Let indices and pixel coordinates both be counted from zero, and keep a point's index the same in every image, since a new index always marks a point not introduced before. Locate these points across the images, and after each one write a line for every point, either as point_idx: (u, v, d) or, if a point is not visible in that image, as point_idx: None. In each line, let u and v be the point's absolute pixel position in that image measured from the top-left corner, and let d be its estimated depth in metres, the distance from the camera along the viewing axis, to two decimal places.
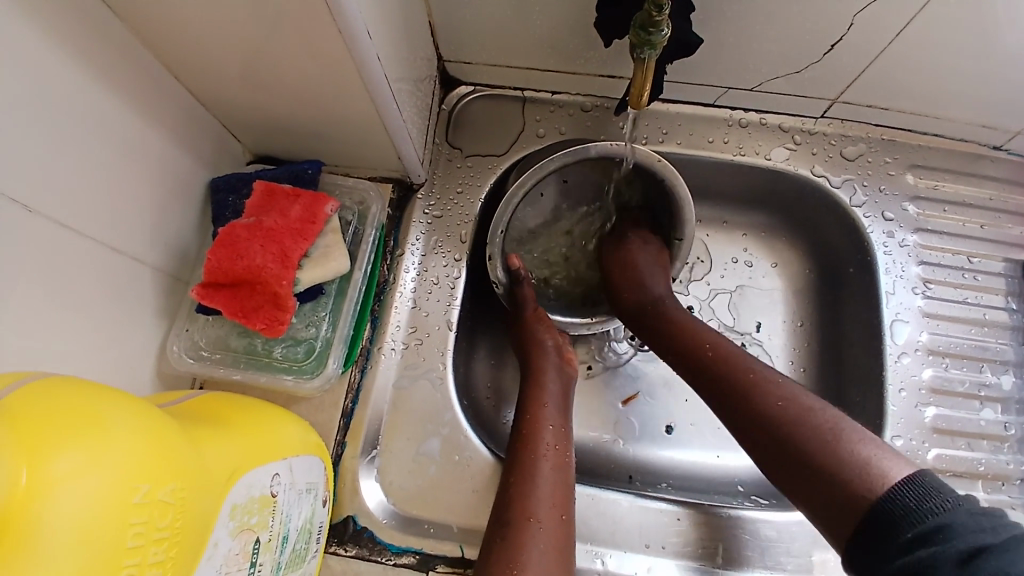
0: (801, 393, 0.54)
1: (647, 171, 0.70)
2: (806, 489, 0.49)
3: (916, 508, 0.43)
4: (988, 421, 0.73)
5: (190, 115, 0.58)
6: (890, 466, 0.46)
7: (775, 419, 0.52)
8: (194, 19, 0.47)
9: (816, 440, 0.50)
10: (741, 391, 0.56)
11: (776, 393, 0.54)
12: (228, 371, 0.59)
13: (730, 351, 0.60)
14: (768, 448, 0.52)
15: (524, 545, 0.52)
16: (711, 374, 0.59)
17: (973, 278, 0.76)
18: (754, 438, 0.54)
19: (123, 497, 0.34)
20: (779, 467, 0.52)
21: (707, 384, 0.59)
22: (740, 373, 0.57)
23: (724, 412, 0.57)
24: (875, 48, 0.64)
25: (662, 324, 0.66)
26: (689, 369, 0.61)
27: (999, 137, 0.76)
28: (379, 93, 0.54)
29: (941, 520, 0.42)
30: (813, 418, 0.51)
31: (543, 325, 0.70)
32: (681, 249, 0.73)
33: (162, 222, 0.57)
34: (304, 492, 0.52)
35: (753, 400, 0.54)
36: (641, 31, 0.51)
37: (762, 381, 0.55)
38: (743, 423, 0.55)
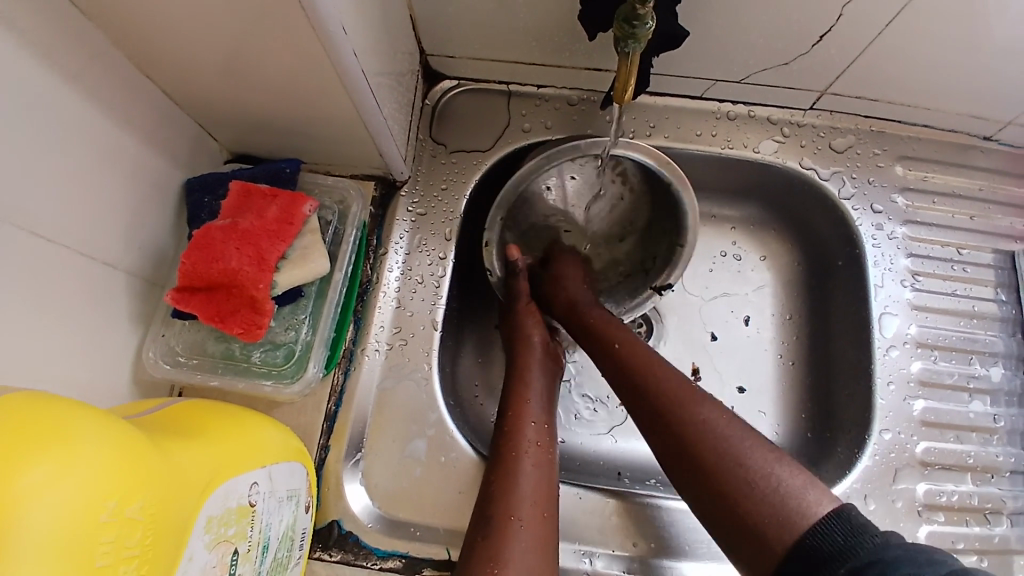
0: (732, 417, 0.52)
1: (653, 175, 0.69)
2: (729, 517, 0.48)
3: (846, 544, 0.43)
4: (977, 413, 0.72)
5: (165, 114, 0.56)
6: (814, 499, 0.46)
7: (701, 440, 0.51)
8: (162, 17, 0.45)
9: (742, 468, 0.49)
10: (674, 409, 0.54)
11: (705, 412, 0.53)
12: (207, 376, 0.58)
13: (663, 368, 0.58)
14: (691, 474, 0.51)
15: (506, 544, 0.51)
16: (640, 389, 0.57)
17: (962, 270, 0.76)
18: (678, 461, 0.52)
19: (89, 516, 0.33)
20: (701, 493, 0.50)
21: (640, 401, 0.57)
22: (672, 395, 0.55)
23: (653, 430, 0.55)
24: (865, 39, 0.63)
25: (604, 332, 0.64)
26: (625, 385, 0.59)
27: (989, 127, 0.75)
28: (357, 90, 0.52)
29: (872, 554, 0.41)
30: (740, 444, 0.50)
31: (533, 320, 0.70)
32: (682, 256, 0.71)
33: (137, 225, 0.55)
34: (285, 499, 0.51)
35: (683, 421, 0.53)
36: (625, 25, 0.49)
37: (695, 401, 0.54)
38: (666, 441, 0.54)
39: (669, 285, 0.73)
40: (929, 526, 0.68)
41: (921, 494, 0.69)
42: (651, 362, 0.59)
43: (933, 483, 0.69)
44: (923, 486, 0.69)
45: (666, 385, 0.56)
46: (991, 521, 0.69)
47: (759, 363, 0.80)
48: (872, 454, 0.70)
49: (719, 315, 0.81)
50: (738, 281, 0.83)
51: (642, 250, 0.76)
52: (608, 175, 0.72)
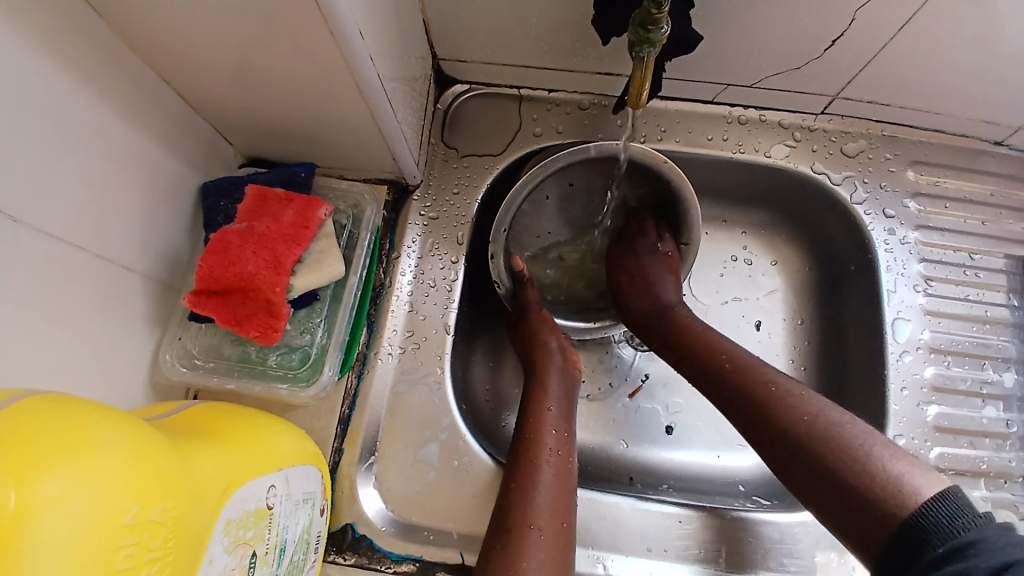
0: (829, 406, 0.54)
1: (653, 177, 0.70)
2: (837, 502, 0.49)
3: (946, 526, 0.43)
4: (989, 418, 0.72)
5: (181, 118, 0.57)
6: (921, 481, 0.46)
7: (797, 430, 0.53)
8: (184, 23, 0.46)
9: (844, 454, 0.50)
10: (767, 403, 0.56)
11: (799, 405, 0.54)
12: (222, 380, 0.59)
13: (752, 366, 0.60)
14: (792, 468, 0.52)
15: (524, 554, 0.51)
16: (731, 386, 0.59)
17: (974, 275, 0.76)
18: (778, 454, 0.54)
19: (114, 518, 0.33)
20: (804, 483, 0.52)
21: (730, 397, 0.59)
22: (763, 390, 0.57)
23: (749, 427, 0.57)
24: (876, 44, 0.63)
25: (683, 335, 0.66)
26: (713, 384, 0.61)
27: (1000, 132, 0.75)
28: (372, 95, 0.53)
29: (975, 534, 0.41)
30: (840, 431, 0.51)
31: (548, 327, 0.69)
32: (687, 254, 0.73)
33: (154, 229, 0.56)
34: (301, 502, 0.51)
35: (778, 413, 0.55)
36: (640, 29, 0.50)
37: (789, 394, 0.56)
38: (763, 434, 0.55)
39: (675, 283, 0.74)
40: None
41: None
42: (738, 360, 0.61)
43: None
44: None
45: (756, 380, 0.58)
46: None
47: (770, 368, 0.80)
48: None
49: (731, 320, 0.81)
50: (750, 285, 0.83)
51: None
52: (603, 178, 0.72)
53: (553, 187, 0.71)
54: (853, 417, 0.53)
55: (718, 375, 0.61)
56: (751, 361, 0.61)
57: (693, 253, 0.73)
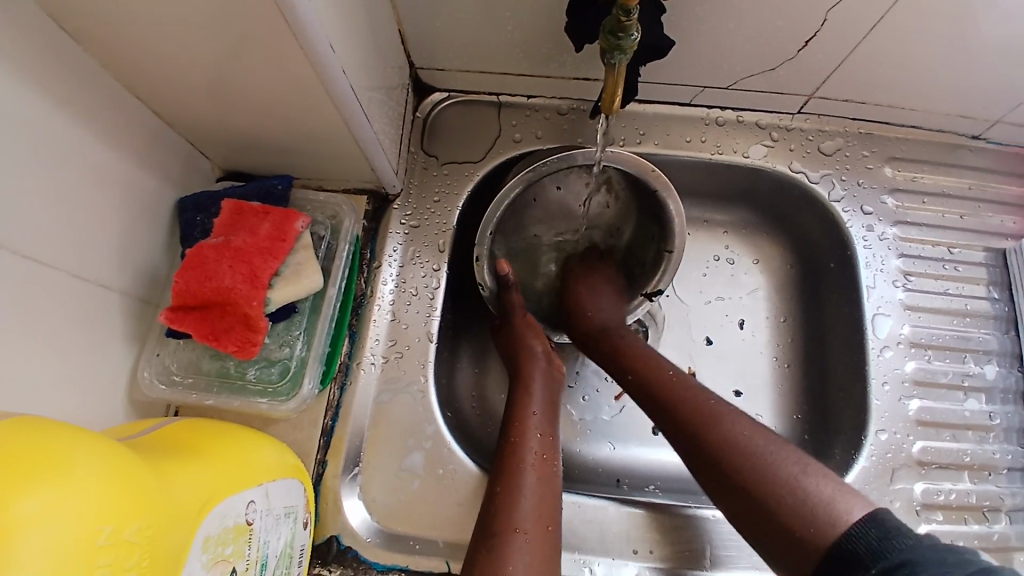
0: (755, 428, 0.53)
1: (637, 184, 0.69)
2: (764, 527, 0.49)
3: (877, 547, 0.43)
4: (972, 411, 0.73)
5: (157, 134, 0.57)
6: (844, 505, 0.47)
7: (727, 450, 0.52)
8: (153, 40, 0.46)
9: (770, 478, 0.50)
10: (701, 422, 0.55)
11: (728, 425, 0.54)
12: (202, 395, 0.58)
13: (689, 384, 0.59)
14: (722, 490, 0.52)
15: (508, 559, 0.51)
16: (665, 404, 0.59)
17: (954, 269, 0.76)
18: (708, 475, 0.53)
19: (87, 540, 0.33)
20: (732, 505, 0.51)
21: (665, 416, 0.58)
22: (694, 410, 0.56)
23: (681, 445, 0.56)
24: (849, 44, 0.64)
25: (622, 354, 0.66)
26: (651, 401, 0.61)
27: (977, 126, 0.76)
28: (346, 106, 0.53)
29: (906, 555, 0.42)
30: (771, 452, 0.51)
31: (533, 331, 0.70)
32: (670, 262, 0.72)
33: (131, 245, 0.56)
34: (282, 516, 0.51)
35: (711, 433, 0.54)
36: (611, 37, 0.50)
37: (722, 413, 0.55)
38: (694, 455, 0.55)
39: (658, 291, 0.73)
40: (928, 526, 0.68)
41: (920, 494, 0.69)
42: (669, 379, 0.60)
43: (932, 482, 0.70)
44: (921, 486, 0.69)
45: (693, 397, 0.57)
46: (990, 518, 0.69)
47: (754, 366, 0.80)
48: (869, 456, 0.70)
49: (715, 320, 0.82)
50: (733, 285, 0.83)
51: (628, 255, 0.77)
52: (594, 183, 0.72)
53: (539, 191, 0.72)
54: (778, 437, 0.53)
55: (658, 391, 0.60)
56: (690, 379, 0.60)
57: (677, 262, 0.71)
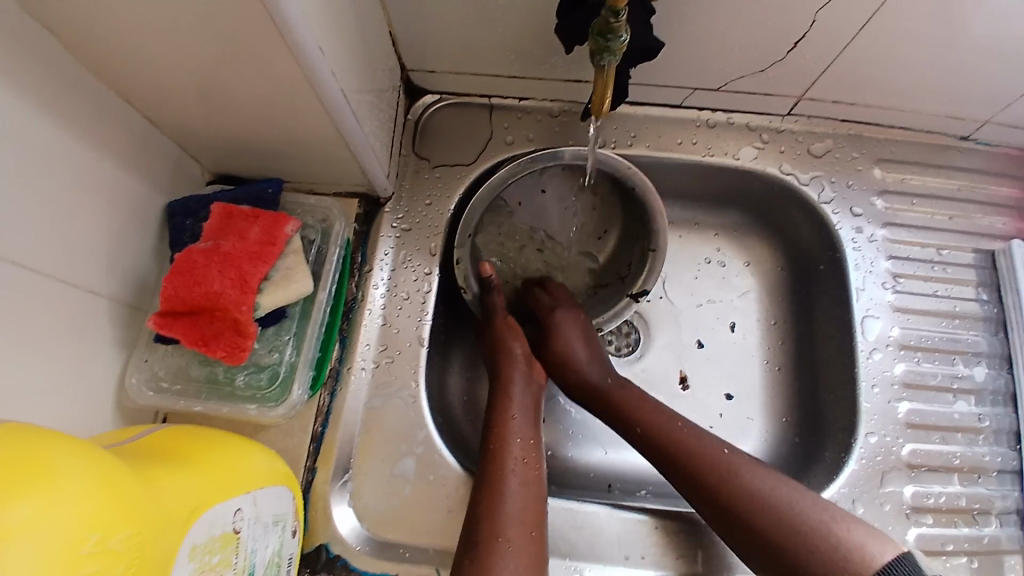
0: (779, 481, 0.55)
1: (618, 182, 0.70)
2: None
3: None
4: (962, 413, 0.73)
5: (145, 137, 0.56)
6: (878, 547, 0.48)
7: (753, 507, 0.54)
8: (142, 46, 0.45)
9: (802, 530, 0.51)
10: (721, 483, 0.57)
11: (753, 480, 0.56)
12: (190, 402, 0.58)
13: (702, 441, 0.60)
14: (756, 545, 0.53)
15: (494, 565, 0.51)
16: (683, 463, 0.60)
17: (942, 271, 0.77)
18: (739, 535, 0.55)
19: (73, 548, 0.32)
20: (769, 564, 0.52)
21: (683, 479, 0.59)
22: (716, 466, 0.58)
23: (706, 509, 0.58)
24: (838, 47, 0.64)
25: (628, 411, 0.65)
26: (663, 461, 0.61)
27: (967, 127, 0.76)
28: (336, 110, 0.53)
29: None
30: (796, 504, 0.53)
31: (513, 333, 0.69)
32: (655, 261, 0.70)
33: (119, 250, 0.55)
34: (270, 524, 0.51)
35: (734, 491, 0.56)
36: (600, 38, 0.50)
37: (741, 470, 0.57)
38: (722, 514, 0.56)
39: (644, 291, 0.70)
40: (918, 529, 0.68)
41: (909, 496, 0.69)
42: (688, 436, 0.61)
43: (921, 485, 0.70)
44: (911, 489, 0.70)
45: (709, 453, 0.59)
46: (980, 522, 0.69)
47: (745, 368, 0.80)
48: (859, 458, 0.70)
49: (707, 323, 0.82)
50: (725, 287, 0.83)
51: (615, 261, 0.76)
52: (574, 192, 0.74)
53: (525, 193, 0.73)
54: (800, 488, 0.55)
55: (670, 453, 0.60)
56: (702, 433, 0.61)
57: (661, 260, 0.70)
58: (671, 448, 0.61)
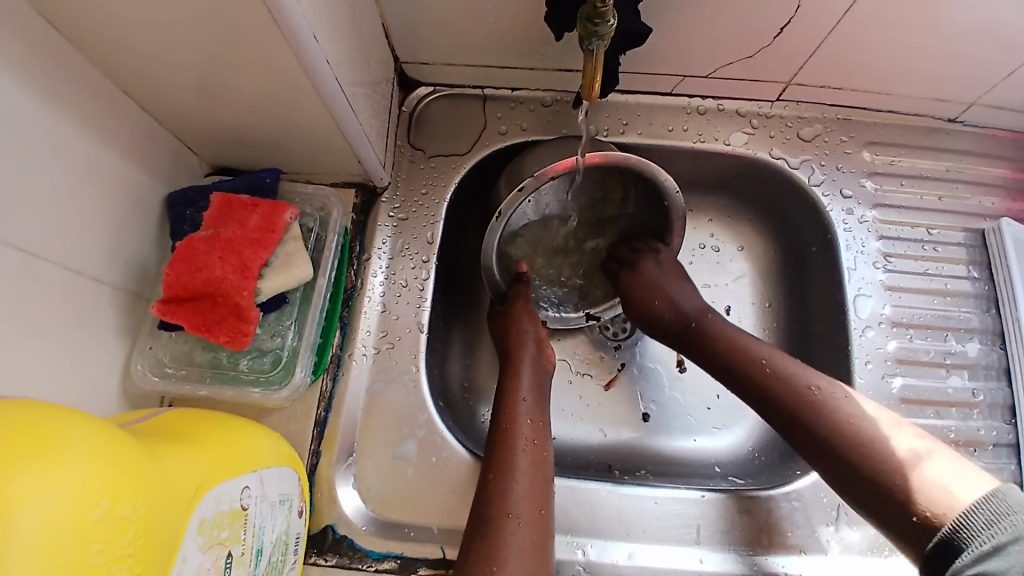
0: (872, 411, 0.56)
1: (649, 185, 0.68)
2: (884, 507, 0.52)
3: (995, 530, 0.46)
4: (955, 388, 0.74)
5: (145, 129, 0.57)
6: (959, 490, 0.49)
7: (841, 436, 0.55)
8: (143, 36, 0.46)
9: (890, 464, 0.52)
10: (807, 415, 0.57)
11: (844, 409, 0.56)
12: (195, 387, 0.59)
13: (789, 372, 0.61)
14: (842, 473, 0.55)
15: (503, 543, 0.52)
16: (769, 394, 0.60)
17: (933, 250, 0.78)
18: (828, 462, 0.56)
19: (83, 515, 0.33)
20: (855, 487, 0.54)
21: (768, 406, 0.61)
22: (803, 396, 0.58)
23: (791, 436, 0.59)
24: (823, 31, 0.65)
25: (711, 345, 0.66)
26: (749, 391, 0.62)
27: (953, 109, 0.77)
28: (333, 99, 0.54)
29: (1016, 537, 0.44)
30: (881, 437, 0.54)
31: (529, 317, 0.70)
32: None
33: (120, 240, 0.56)
34: (277, 503, 0.52)
35: (823, 420, 0.56)
36: (588, 23, 0.51)
37: (830, 400, 0.57)
38: (806, 438, 0.57)
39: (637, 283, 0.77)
40: None
41: None
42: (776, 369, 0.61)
43: None
44: None
45: (793, 384, 0.59)
46: None
47: None
48: None
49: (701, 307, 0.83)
50: (719, 271, 0.85)
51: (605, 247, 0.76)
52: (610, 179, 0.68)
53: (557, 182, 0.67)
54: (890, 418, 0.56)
55: (755, 386, 0.61)
56: (789, 365, 0.61)
57: None
58: (753, 375, 0.62)
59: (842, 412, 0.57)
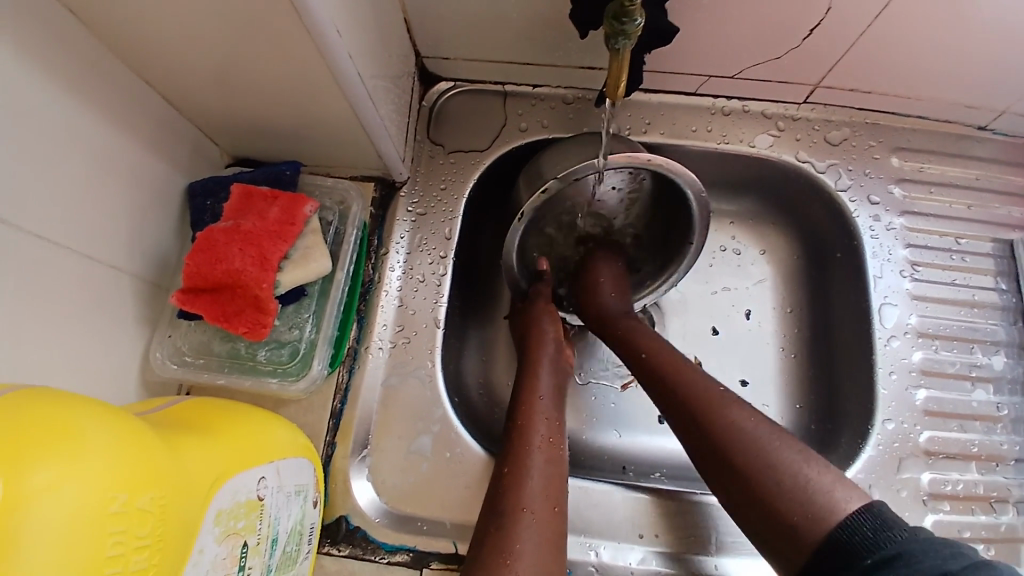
0: (757, 416, 0.53)
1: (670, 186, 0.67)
2: (752, 512, 0.49)
3: (874, 538, 0.43)
4: (980, 402, 0.72)
5: (166, 120, 0.58)
6: (841, 496, 0.46)
7: (725, 437, 0.52)
8: (163, 27, 0.46)
9: (769, 468, 0.49)
10: (699, 412, 0.54)
11: (732, 413, 0.53)
12: (213, 375, 0.59)
13: (692, 373, 0.58)
14: (721, 475, 0.52)
15: (516, 535, 0.51)
16: (672, 392, 0.58)
17: (961, 259, 0.76)
18: (710, 461, 0.53)
19: (101, 506, 0.34)
20: (731, 488, 0.51)
21: (668, 403, 0.58)
22: (698, 396, 0.55)
23: (685, 439, 0.55)
24: (853, 33, 0.64)
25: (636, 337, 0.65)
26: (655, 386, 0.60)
27: (984, 116, 0.75)
28: (353, 93, 0.54)
29: (899, 547, 0.42)
30: (764, 444, 0.50)
31: (550, 318, 0.70)
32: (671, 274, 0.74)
33: (142, 230, 0.57)
34: (293, 494, 0.52)
35: (710, 421, 0.53)
36: (615, 22, 0.50)
37: (720, 401, 0.54)
38: (693, 437, 0.54)
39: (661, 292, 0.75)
40: (935, 516, 0.67)
41: (926, 483, 0.69)
42: (678, 368, 0.59)
43: (938, 472, 0.69)
44: (928, 476, 0.69)
45: (692, 385, 0.57)
46: (997, 510, 0.68)
47: (759, 356, 0.81)
48: (876, 445, 0.70)
49: (722, 311, 0.82)
50: (739, 274, 0.84)
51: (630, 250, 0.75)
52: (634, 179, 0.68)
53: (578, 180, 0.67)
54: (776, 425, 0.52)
55: (659, 380, 0.59)
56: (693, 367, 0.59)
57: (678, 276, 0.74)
58: (662, 371, 0.60)
59: (727, 414, 0.53)
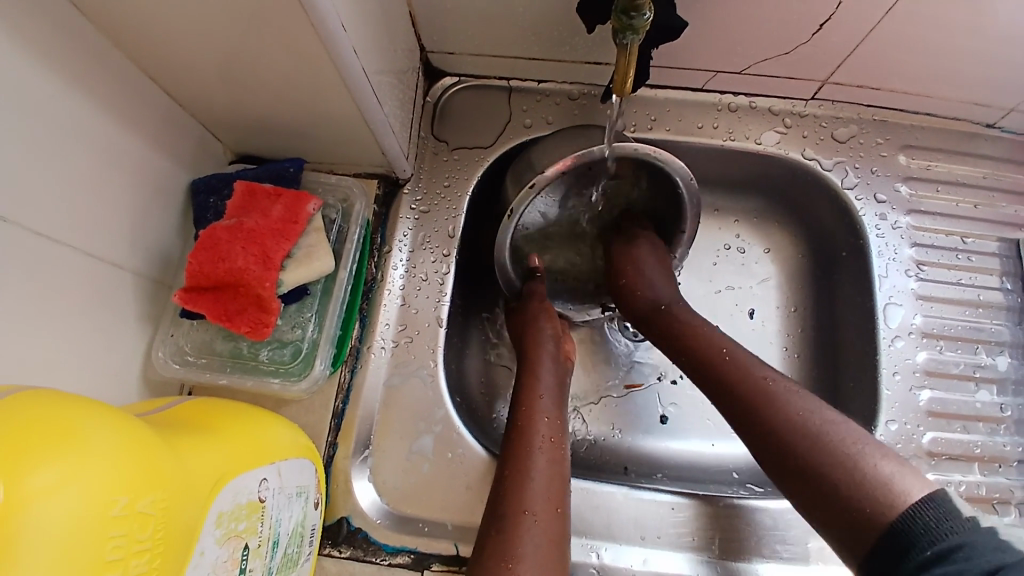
0: (818, 406, 0.52)
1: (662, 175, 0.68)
2: (818, 499, 0.48)
3: (934, 529, 0.41)
4: (984, 402, 0.72)
5: (169, 115, 0.57)
6: (909, 483, 0.44)
7: (786, 426, 0.51)
8: (168, 20, 0.46)
9: (835, 455, 0.48)
10: (756, 402, 0.54)
11: (791, 404, 0.52)
12: (214, 375, 0.59)
13: (746, 363, 0.57)
14: (781, 465, 0.50)
15: (519, 538, 0.50)
16: (725, 382, 0.57)
17: (967, 259, 0.76)
18: (767, 450, 0.52)
19: (102, 510, 0.33)
20: (793, 479, 0.49)
21: (721, 393, 0.57)
22: (754, 386, 0.55)
23: (745, 432, 0.54)
24: (864, 30, 0.63)
25: (680, 326, 0.64)
26: (704, 376, 0.59)
27: (993, 115, 0.75)
28: (358, 88, 0.53)
29: (961, 538, 0.40)
30: (828, 432, 0.49)
31: (546, 315, 0.70)
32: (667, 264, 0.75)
33: (143, 227, 0.56)
34: (294, 495, 0.52)
35: (768, 410, 0.53)
36: (623, 16, 0.50)
37: (780, 391, 0.53)
38: (750, 429, 0.54)
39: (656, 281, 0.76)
40: None
41: None
42: (728, 358, 0.58)
43: (941, 473, 0.69)
44: (931, 477, 0.69)
45: (749, 376, 0.56)
46: (999, 511, 0.68)
47: (763, 355, 0.80)
48: (880, 445, 0.69)
49: (725, 310, 0.82)
50: (743, 273, 0.83)
51: None
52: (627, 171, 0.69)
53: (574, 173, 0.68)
54: (840, 416, 0.51)
55: (712, 370, 0.59)
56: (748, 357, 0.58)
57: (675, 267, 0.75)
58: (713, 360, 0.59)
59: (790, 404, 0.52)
